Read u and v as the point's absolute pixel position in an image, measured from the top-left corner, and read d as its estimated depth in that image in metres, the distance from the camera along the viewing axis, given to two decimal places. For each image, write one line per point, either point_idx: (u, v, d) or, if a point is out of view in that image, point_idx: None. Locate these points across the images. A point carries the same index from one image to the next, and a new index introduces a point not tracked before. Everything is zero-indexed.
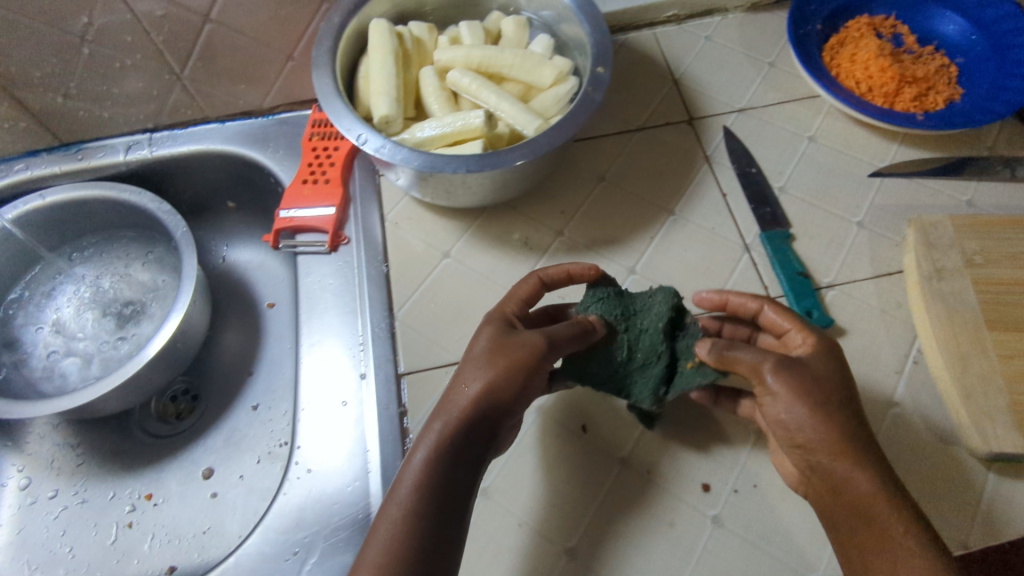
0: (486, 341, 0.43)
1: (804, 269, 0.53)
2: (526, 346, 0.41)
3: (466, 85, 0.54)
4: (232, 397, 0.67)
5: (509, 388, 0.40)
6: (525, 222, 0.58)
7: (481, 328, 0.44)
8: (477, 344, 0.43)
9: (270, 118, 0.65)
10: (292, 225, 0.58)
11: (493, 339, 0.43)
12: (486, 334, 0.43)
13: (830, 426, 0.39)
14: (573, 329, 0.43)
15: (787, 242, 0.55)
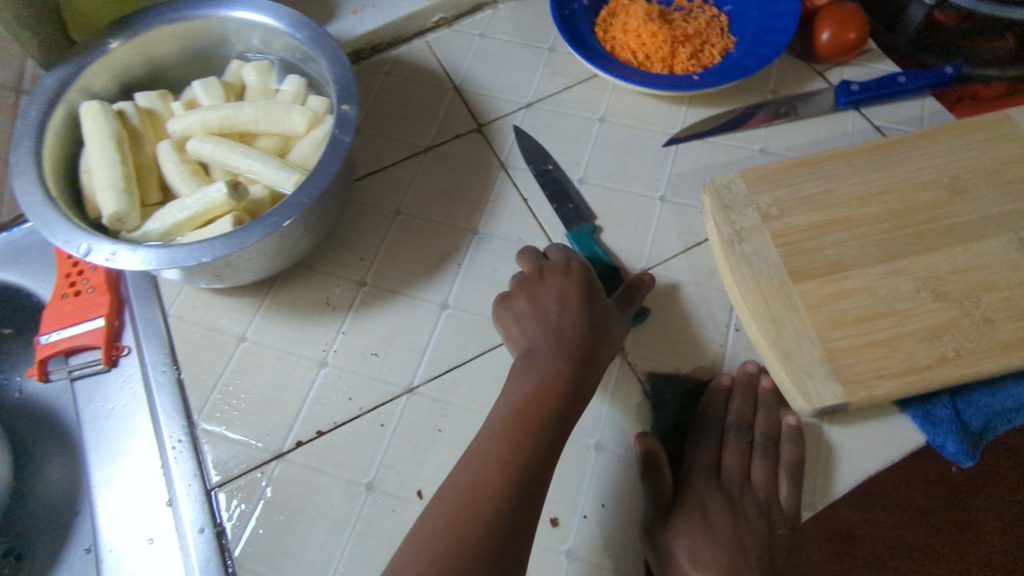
0: (579, 323, 0.44)
1: (609, 258, 0.51)
2: (591, 325, 0.44)
3: (209, 152, 0.49)
4: (58, 545, 0.59)
5: (593, 370, 0.43)
6: (325, 280, 0.53)
7: (558, 278, 0.47)
8: (564, 320, 0.45)
9: (15, 231, 0.57)
10: (58, 349, 0.50)
11: (586, 317, 0.45)
12: (576, 310, 0.45)
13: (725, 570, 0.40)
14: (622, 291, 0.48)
15: (590, 232, 0.53)
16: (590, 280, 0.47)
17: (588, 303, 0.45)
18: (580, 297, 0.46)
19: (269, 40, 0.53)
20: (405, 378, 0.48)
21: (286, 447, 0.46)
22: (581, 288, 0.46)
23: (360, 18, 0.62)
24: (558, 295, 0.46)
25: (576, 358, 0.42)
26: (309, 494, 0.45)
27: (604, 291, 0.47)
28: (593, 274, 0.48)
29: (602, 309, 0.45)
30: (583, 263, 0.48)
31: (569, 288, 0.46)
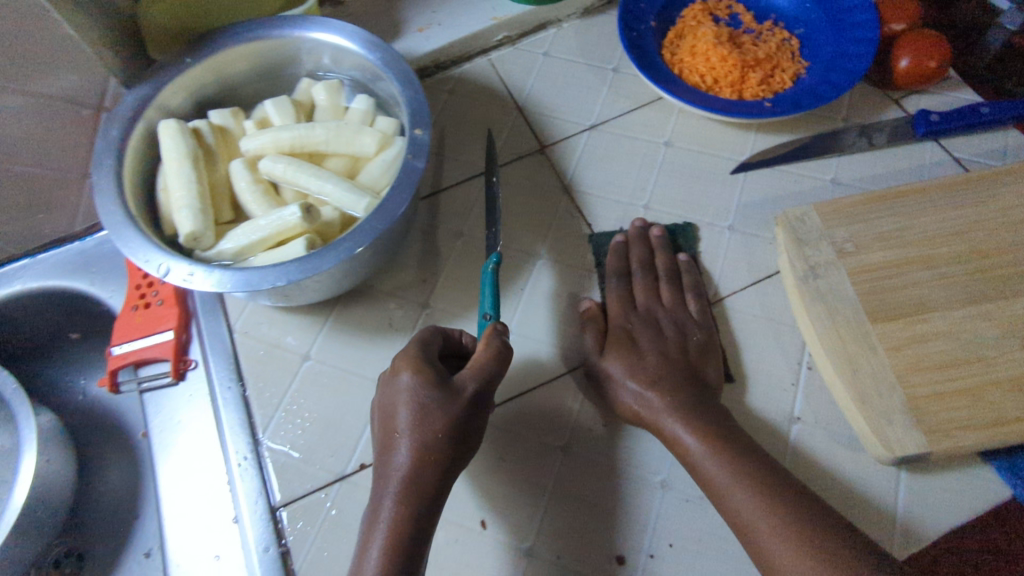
0: (412, 445, 0.41)
1: (490, 310, 0.46)
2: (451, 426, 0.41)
3: (281, 173, 0.49)
4: (119, 547, 0.60)
5: (432, 498, 0.40)
6: (387, 301, 0.53)
7: (399, 388, 0.42)
8: (399, 443, 0.41)
9: (88, 240, 0.58)
10: (128, 361, 0.51)
11: (420, 437, 0.41)
12: (407, 430, 0.41)
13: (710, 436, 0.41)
14: (493, 351, 0.42)
15: (490, 274, 0.48)
16: (423, 384, 0.42)
17: (422, 416, 0.41)
18: (408, 414, 0.41)
19: (340, 60, 0.53)
20: None
21: (349, 470, 0.46)
22: (407, 404, 0.41)
23: (427, 35, 0.62)
24: (395, 412, 0.42)
25: (407, 490, 0.40)
26: None
27: (451, 387, 0.42)
28: (429, 371, 0.42)
29: (437, 422, 0.41)
30: (416, 360, 0.43)
31: (400, 405, 0.42)
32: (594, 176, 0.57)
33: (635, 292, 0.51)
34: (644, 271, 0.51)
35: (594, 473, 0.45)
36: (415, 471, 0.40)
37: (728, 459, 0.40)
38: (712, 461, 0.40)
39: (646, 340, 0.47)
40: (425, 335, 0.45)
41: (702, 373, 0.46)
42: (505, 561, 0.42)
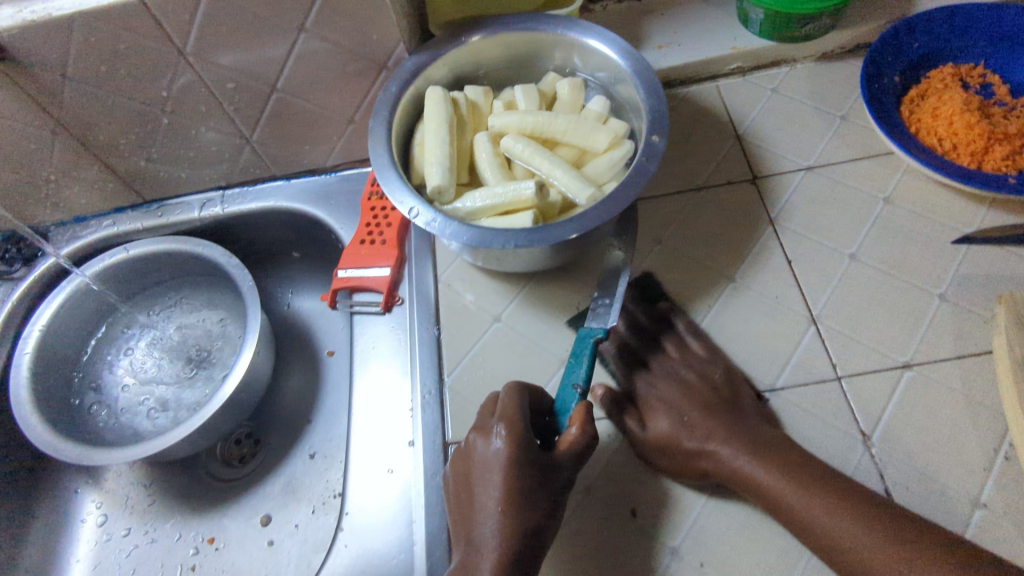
0: (503, 520, 0.40)
1: (582, 383, 0.47)
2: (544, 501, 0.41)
3: (519, 151, 0.54)
4: (291, 444, 0.68)
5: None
6: (579, 287, 0.56)
7: (494, 457, 0.43)
8: (487, 520, 0.41)
9: (333, 176, 0.68)
10: (349, 284, 0.59)
11: (516, 518, 0.40)
12: (503, 507, 0.41)
13: (777, 459, 0.43)
14: (587, 435, 0.44)
15: (592, 345, 0.48)
16: (523, 458, 0.42)
17: (522, 496, 0.41)
18: (503, 490, 0.41)
19: (589, 60, 0.58)
20: (638, 402, 0.51)
21: None
22: (504, 477, 0.42)
23: (664, 53, 0.65)
24: (488, 480, 0.42)
25: (505, 566, 0.39)
26: None
27: (547, 467, 0.43)
28: (524, 445, 0.43)
29: (535, 507, 0.41)
30: (518, 427, 0.44)
31: (495, 476, 0.42)
32: (801, 216, 0.58)
33: (672, 360, 0.52)
34: (665, 338, 0.53)
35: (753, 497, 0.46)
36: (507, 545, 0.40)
37: (744, 441, 0.44)
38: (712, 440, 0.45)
39: (667, 390, 0.49)
40: (520, 393, 0.47)
41: (737, 404, 0.48)
42: (646, 551, 0.45)
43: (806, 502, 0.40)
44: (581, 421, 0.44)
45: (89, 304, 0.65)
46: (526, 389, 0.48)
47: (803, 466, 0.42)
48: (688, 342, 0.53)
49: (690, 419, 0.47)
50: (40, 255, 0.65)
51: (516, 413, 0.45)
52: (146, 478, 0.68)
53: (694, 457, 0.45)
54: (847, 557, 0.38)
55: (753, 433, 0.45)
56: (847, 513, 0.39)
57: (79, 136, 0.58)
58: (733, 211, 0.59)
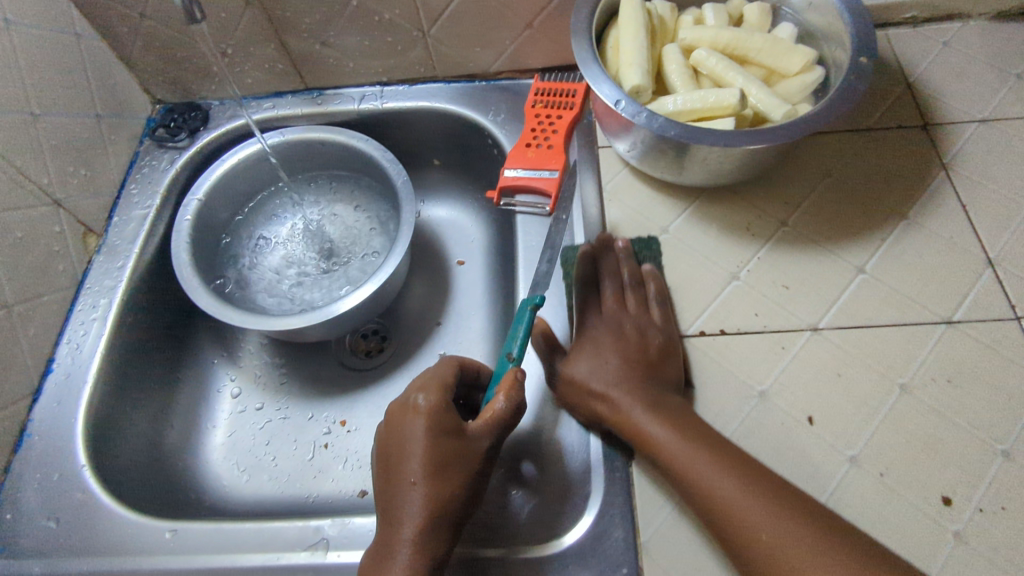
0: (425, 495, 0.41)
1: (514, 353, 0.48)
2: (470, 467, 0.42)
3: (713, 63, 0.55)
4: (420, 343, 0.69)
5: (445, 547, 0.41)
6: (747, 209, 0.57)
7: (417, 428, 0.43)
8: (406, 493, 0.41)
9: (492, 83, 0.69)
10: (515, 184, 0.60)
11: (435, 489, 0.41)
12: (423, 479, 0.41)
13: (640, 388, 0.46)
14: (514, 403, 0.44)
15: (528, 313, 0.48)
16: (441, 433, 0.43)
17: (443, 466, 0.42)
18: (422, 463, 0.41)
19: None
20: (811, 318, 0.51)
21: (690, 332, 0.51)
22: (425, 451, 0.42)
23: None
24: (408, 455, 0.42)
25: (423, 537, 0.40)
26: (705, 376, 0.49)
27: (468, 437, 0.43)
28: (442, 417, 0.43)
29: (453, 477, 0.42)
30: (437, 400, 0.44)
31: (415, 451, 0.42)
32: (974, 165, 0.57)
33: (608, 300, 0.53)
34: (610, 280, 0.54)
35: (934, 417, 0.45)
36: (428, 518, 0.40)
37: (620, 381, 0.47)
38: (628, 407, 0.45)
39: (604, 336, 0.51)
40: (449, 369, 0.47)
41: (665, 370, 0.48)
42: (827, 459, 0.44)
43: (719, 488, 0.39)
44: (511, 385, 0.43)
45: (244, 181, 0.67)
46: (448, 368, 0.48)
47: (743, 462, 0.41)
48: (653, 304, 0.51)
49: (613, 366, 0.48)
50: (203, 128, 0.67)
51: (443, 386, 0.45)
52: (279, 359, 0.68)
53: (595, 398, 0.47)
54: (715, 509, 0.39)
55: (666, 399, 0.45)
56: (788, 513, 0.38)
57: (268, 10, 0.59)
58: (905, 151, 0.59)
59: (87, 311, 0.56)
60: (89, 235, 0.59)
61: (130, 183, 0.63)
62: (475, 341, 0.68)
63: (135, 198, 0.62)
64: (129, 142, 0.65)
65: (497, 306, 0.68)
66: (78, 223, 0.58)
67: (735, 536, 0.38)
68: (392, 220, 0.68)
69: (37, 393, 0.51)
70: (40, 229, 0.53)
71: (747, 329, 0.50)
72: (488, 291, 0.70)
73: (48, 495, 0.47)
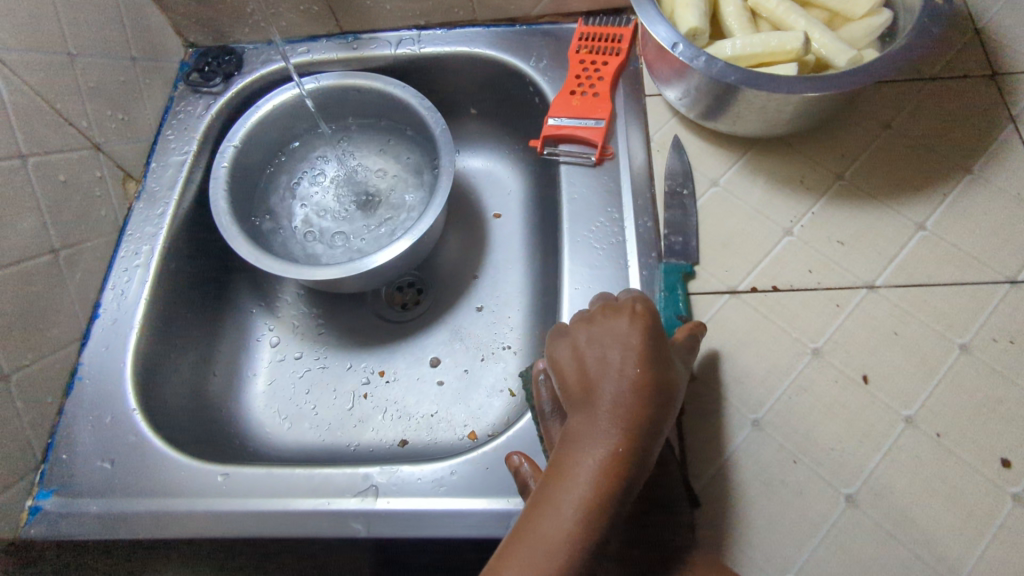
0: (644, 383, 0.32)
1: (685, 313, 0.48)
2: (677, 374, 0.34)
3: (773, 6, 0.52)
4: (457, 296, 0.68)
5: (652, 455, 0.31)
6: (802, 161, 0.55)
7: (633, 317, 0.35)
8: (612, 382, 0.32)
9: (533, 28, 0.66)
10: (559, 133, 0.58)
11: (657, 385, 0.32)
12: (643, 369, 0.32)
13: (664, 543, 0.38)
14: (687, 351, 0.41)
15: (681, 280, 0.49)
16: (656, 329, 0.34)
17: (660, 364, 0.33)
18: (641, 352, 0.33)
19: None
20: (867, 275, 0.49)
21: (741, 287, 0.49)
22: (645, 344, 0.33)
23: None
24: (623, 341, 0.33)
25: (639, 432, 0.31)
26: (755, 332, 0.47)
27: (666, 361, 0.34)
28: (660, 320, 0.35)
29: (670, 379, 0.33)
30: (651, 306, 0.36)
31: (630, 344, 0.33)
32: None
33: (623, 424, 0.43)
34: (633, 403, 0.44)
35: (995, 378, 0.44)
36: (639, 409, 0.31)
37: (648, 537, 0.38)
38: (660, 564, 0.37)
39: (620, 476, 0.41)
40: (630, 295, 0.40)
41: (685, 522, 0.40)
42: (881, 418, 0.43)
43: None
44: (691, 329, 0.43)
45: (279, 128, 0.66)
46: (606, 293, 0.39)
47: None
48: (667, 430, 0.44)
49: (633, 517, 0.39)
50: (238, 73, 0.65)
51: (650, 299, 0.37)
52: (317, 309, 0.68)
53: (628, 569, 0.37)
54: None
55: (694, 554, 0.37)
56: None
57: None
58: (973, 101, 0.56)
59: (130, 257, 0.55)
60: (128, 181, 0.58)
61: (166, 128, 0.62)
62: (513, 293, 0.67)
63: (172, 144, 0.61)
64: (164, 87, 0.63)
65: (535, 259, 0.67)
66: (118, 168, 0.57)
67: None
68: (429, 171, 0.67)
69: (84, 338, 0.52)
70: (81, 174, 0.52)
71: (799, 285, 0.49)
72: (526, 244, 0.69)
73: (100, 437, 0.48)
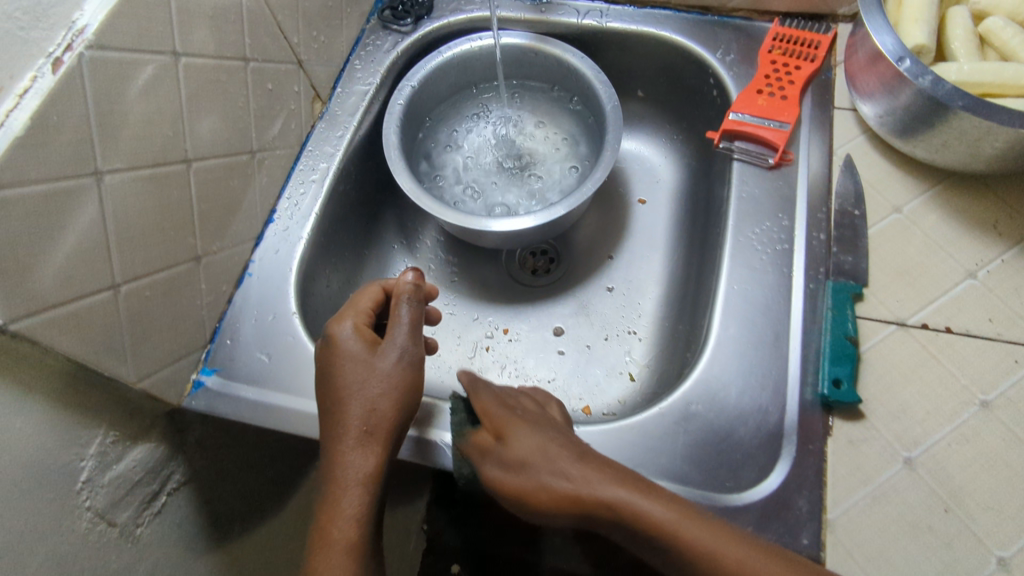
0: (366, 407, 0.43)
1: (855, 334, 0.46)
2: (404, 387, 0.45)
3: (1010, 35, 0.49)
4: (589, 272, 0.69)
5: (398, 436, 0.45)
6: (999, 204, 0.51)
7: (347, 362, 0.45)
8: (356, 395, 0.44)
9: (726, 20, 0.65)
10: (739, 130, 0.57)
11: (369, 416, 0.44)
12: (355, 392, 0.44)
13: (541, 425, 0.39)
14: (417, 311, 0.47)
15: (850, 300, 0.48)
16: (352, 361, 0.45)
17: (361, 389, 0.44)
18: (351, 376, 0.45)
19: None
20: None
21: (913, 321, 0.47)
22: (386, 389, 0.44)
23: None
24: (337, 406, 0.44)
25: (365, 445, 0.43)
26: (920, 369, 0.45)
27: (387, 355, 0.45)
28: (393, 348, 0.45)
29: (384, 405, 0.44)
30: (405, 305, 0.46)
31: (348, 388, 0.44)
32: None
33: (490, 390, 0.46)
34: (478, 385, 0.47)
35: None
36: (378, 420, 0.44)
37: (528, 421, 0.40)
38: (534, 432, 0.38)
39: (490, 393, 0.43)
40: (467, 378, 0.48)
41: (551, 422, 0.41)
42: None
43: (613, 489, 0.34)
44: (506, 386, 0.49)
45: (453, 76, 0.67)
46: (388, 288, 0.50)
47: (617, 469, 0.36)
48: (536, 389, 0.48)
49: (509, 413, 0.41)
50: (428, 17, 0.67)
51: (411, 297, 0.47)
52: (452, 258, 0.70)
53: (502, 451, 0.38)
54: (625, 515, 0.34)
55: (574, 440, 0.38)
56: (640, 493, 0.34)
57: None
58: None
59: (307, 172, 0.58)
60: (316, 101, 0.61)
61: (354, 58, 0.65)
62: (647, 281, 0.67)
63: (357, 74, 0.64)
64: (359, 19, 0.66)
65: (676, 252, 0.67)
66: (311, 88, 0.60)
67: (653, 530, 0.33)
68: (587, 145, 0.67)
69: (258, 239, 0.55)
70: (283, 86, 0.56)
71: (979, 332, 0.46)
72: (669, 236, 0.68)
73: (261, 333, 0.52)
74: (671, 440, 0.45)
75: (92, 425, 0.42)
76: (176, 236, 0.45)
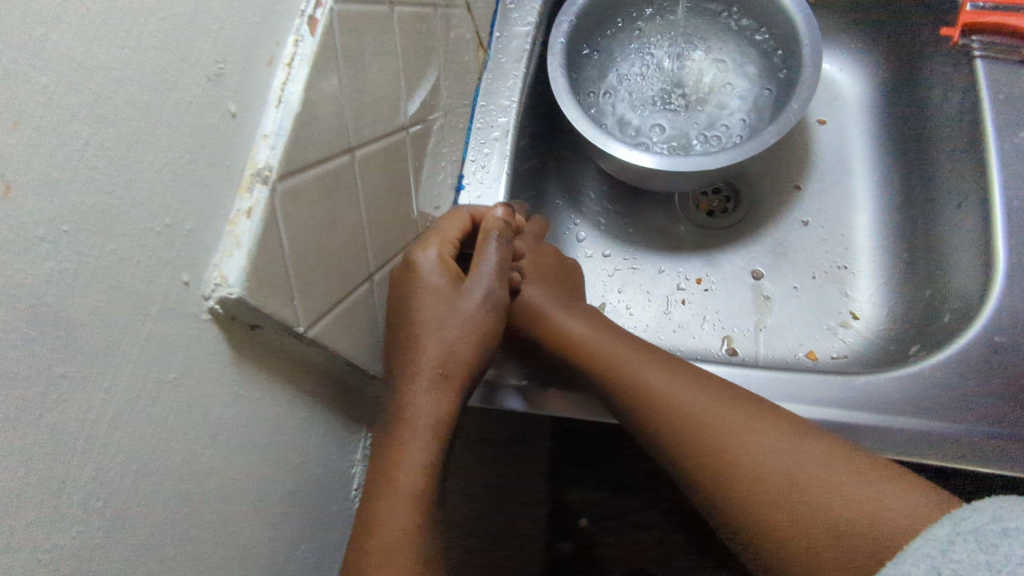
0: (439, 347, 0.38)
1: None
2: (485, 333, 0.39)
3: None
4: (776, 206, 0.62)
5: (466, 384, 0.39)
6: None
7: (421, 297, 0.38)
8: (429, 333, 0.37)
9: None
10: (984, 21, 0.50)
11: (442, 361, 0.38)
12: (430, 333, 0.38)
13: (598, 325, 0.46)
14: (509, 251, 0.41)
15: None
16: (439, 301, 0.38)
17: (440, 334, 0.38)
18: (428, 313, 0.38)
19: None
20: None
21: None
22: (467, 332, 0.38)
23: None
24: (415, 351, 0.37)
25: (433, 389, 0.37)
26: None
27: (470, 294, 0.39)
28: (478, 291, 0.40)
29: (465, 347, 0.38)
30: (493, 242, 0.40)
31: (423, 328, 0.37)
32: None
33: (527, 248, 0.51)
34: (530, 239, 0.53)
35: None
36: (454, 364, 0.38)
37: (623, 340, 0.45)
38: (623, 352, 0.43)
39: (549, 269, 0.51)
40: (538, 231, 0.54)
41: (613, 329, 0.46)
42: None
43: (756, 427, 0.36)
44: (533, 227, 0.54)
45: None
46: (475, 216, 0.43)
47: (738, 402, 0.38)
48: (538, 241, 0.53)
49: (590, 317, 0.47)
50: None
51: (502, 234, 0.41)
52: (621, 208, 0.65)
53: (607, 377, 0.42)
54: (738, 455, 0.36)
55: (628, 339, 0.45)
56: (777, 429, 0.36)
57: None
58: None
59: (486, 130, 0.53)
60: (479, 50, 0.55)
61: None
62: (847, 209, 0.61)
63: (513, 13, 0.57)
64: None
65: (878, 174, 0.60)
66: (475, 35, 0.53)
67: (765, 475, 0.34)
68: (768, 66, 0.58)
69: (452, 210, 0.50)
70: (457, 35, 0.49)
71: None
72: (864, 157, 0.62)
73: None
74: (980, 380, 0.40)
75: (357, 430, 0.39)
76: (404, 215, 0.41)
